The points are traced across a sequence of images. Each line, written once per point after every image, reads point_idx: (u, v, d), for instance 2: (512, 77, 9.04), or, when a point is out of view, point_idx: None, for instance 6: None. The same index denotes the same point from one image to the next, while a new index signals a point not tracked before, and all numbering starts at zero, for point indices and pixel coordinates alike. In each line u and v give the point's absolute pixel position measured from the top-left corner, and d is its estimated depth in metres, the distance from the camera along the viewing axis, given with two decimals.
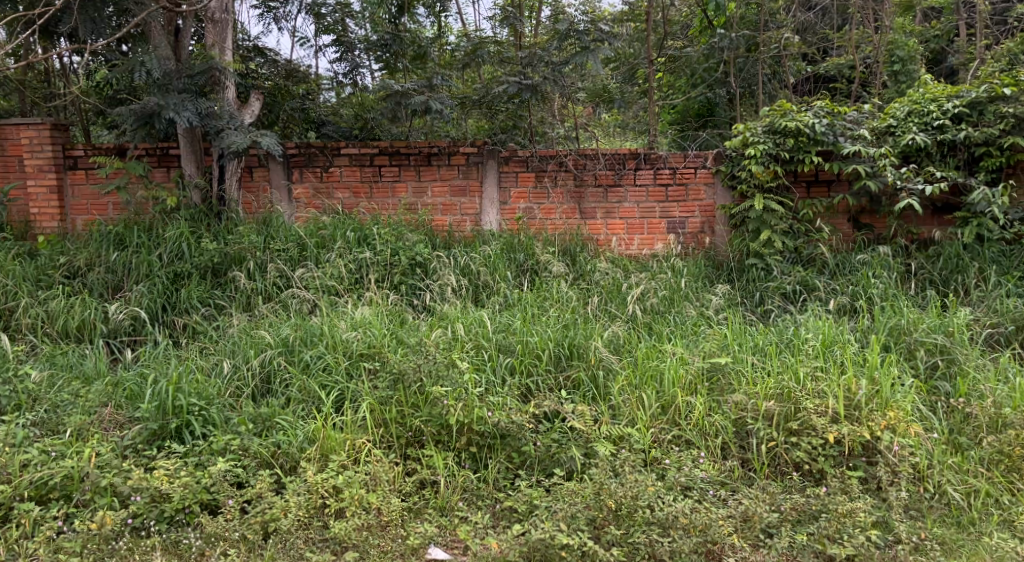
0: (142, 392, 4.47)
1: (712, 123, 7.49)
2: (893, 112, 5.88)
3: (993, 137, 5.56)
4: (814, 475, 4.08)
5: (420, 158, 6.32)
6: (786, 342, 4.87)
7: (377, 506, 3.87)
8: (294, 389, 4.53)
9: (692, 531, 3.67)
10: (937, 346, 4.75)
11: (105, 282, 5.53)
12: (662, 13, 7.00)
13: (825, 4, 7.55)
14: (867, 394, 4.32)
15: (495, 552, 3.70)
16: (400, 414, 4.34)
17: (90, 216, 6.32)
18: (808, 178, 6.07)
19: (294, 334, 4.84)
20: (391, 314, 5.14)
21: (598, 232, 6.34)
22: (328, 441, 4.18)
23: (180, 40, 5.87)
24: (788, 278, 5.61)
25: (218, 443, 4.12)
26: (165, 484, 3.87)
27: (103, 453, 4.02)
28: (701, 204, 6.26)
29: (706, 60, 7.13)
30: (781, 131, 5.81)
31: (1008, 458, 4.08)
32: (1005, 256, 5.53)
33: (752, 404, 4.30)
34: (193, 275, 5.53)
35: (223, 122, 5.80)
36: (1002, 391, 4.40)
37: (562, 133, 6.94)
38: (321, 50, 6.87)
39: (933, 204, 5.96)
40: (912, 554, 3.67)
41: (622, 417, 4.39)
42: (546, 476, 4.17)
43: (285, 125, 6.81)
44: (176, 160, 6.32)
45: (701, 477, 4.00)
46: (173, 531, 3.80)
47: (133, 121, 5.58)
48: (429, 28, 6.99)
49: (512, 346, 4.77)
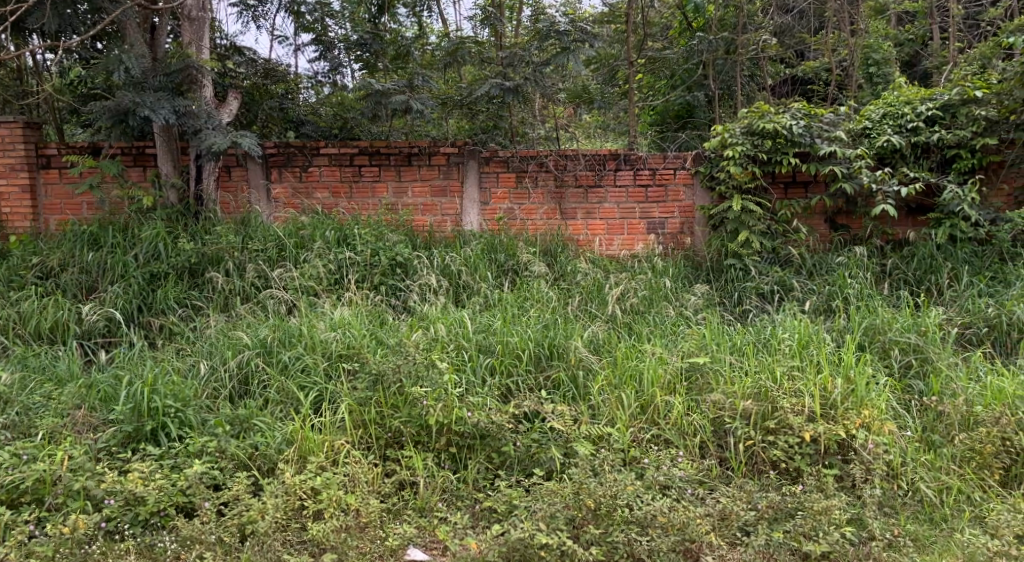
0: (116, 394, 4.39)
1: (692, 125, 7.47)
2: (868, 114, 5.96)
3: (965, 139, 5.67)
4: (791, 473, 4.11)
5: (401, 158, 6.29)
6: (764, 341, 4.91)
7: (355, 508, 3.84)
8: (273, 390, 4.49)
9: (670, 530, 3.69)
10: (910, 345, 4.82)
11: (79, 282, 5.44)
12: (643, 14, 7.04)
13: (801, 7, 7.63)
14: (842, 393, 4.38)
15: (474, 552, 3.69)
16: (379, 415, 4.32)
17: (64, 216, 6.21)
18: (786, 179, 6.13)
19: (272, 335, 4.78)
20: (371, 315, 5.11)
21: (579, 233, 6.35)
22: (306, 443, 4.15)
23: (156, 38, 5.86)
24: (766, 278, 5.66)
25: (194, 445, 4.06)
26: (140, 487, 3.82)
27: (76, 456, 3.95)
28: (681, 205, 6.29)
29: (685, 62, 7.20)
30: (759, 133, 5.86)
31: (979, 456, 4.14)
32: (977, 256, 5.64)
33: (729, 403, 4.33)
34: (169, 275, 5.45)
35: (201, 121, 5.73)
36: (974, 390, 4.47)
37: (543, 134, 6.95)
38: (300, 50, 6.79)
39: (908, 205, 6.05)
40: (886, 551, 3.73)
41: (601, 417, 4.40)
42: (526, 476, 4.17)
43: (263, 124, 6.74)
44: (152, 159, 6.23)
45: (679, 476, 4.02)
46: (148, 535, 3.74)
47: (108, 120, 5.48)
48: (411, 28, 6.95)
49: (492, 346, 4.77)
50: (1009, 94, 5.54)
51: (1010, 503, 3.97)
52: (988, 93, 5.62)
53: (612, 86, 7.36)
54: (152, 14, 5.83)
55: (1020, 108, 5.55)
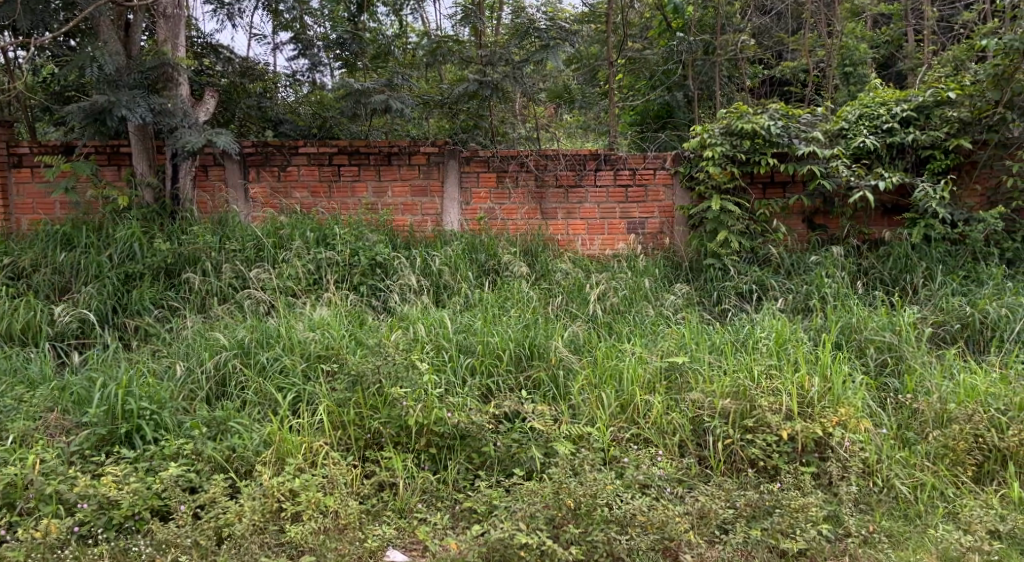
0: (90, 396, 4.30)
1: (672, 126, 7.50)
2: (844, 115, 6.01)
3: (939, 139, 5.76)
4: (769, 472, 4.13)
5: (380, 158, 6.24)
6: (742, 340, 4.94)
7: (334, 510, 3.81)
8: (250, 391, 4.44)
9: (650, 529, 3.70)
10: (885, 344, 4.87)
11: (51, 283, 5.34)
12: (623, 14, 7.08)
13: (779, 9, 7.71)
14: (819, 391, 4.42)
15: (453, 553, 3.67)
16: (358, 416, 4.28)
17: (36, 216, 6.09)
18: (764, 180, 6.17)
19: (250, 336, 4.73)
20: (350, 316, 5.07)
21: (559, 232, 6.35)
22: (284, 444, 4.10)
23: (130, 35, 5.76)
24: (745, 278, 5.70)
25: (170, 448, 4.00)
26: (113, 490, 3.75)
27: (48, 460, 3.88)
28: (661, 205, 6.32)
29: (665, 63, 7.25)
30: (738, 133, 5.91)
31: (952, 452, 4.18)
32: (951, 256, 5.70)
33: (708, 402, 4.35)
34: (144, 275, 5.37)
35: (177, 119, 5.66)
36: (947, 387, 4.52)
37: (523, 134, 6.93)
38: (279, 48, 6.71)
39: (883, 205, 6.11)
40: (862, 547, 3.77)
41: (581, 417, 4.40)
42: (506, 476, 4.15)
43: (241, 123, 6.66)
44: (127, 158, 6.14)
45: (659, 474, 4.02)
46: (122, 539, 3.67)
47: (82, 118, 5.39)
48: (391, 26, 6.92)
49: (473, 347, 4.75)
50: (982, 96, 5.66)
51: (983, 499, 4.02)
52: (961, 94, 5.71)
53: (592, 86, 7.43)
54: (127, 10, 5.71)
55: (992, 109, 5.68)
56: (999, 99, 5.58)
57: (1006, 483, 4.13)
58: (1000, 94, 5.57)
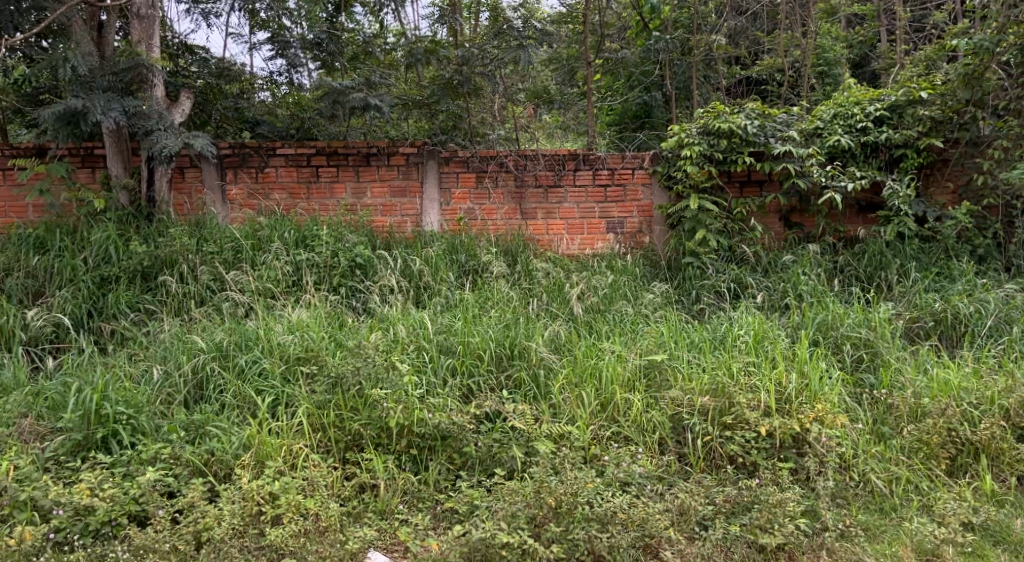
0: (64, 401, 4.25)
1: (649, 125, 7.57)
2: (819, 115, 6.08)
3: (911, 139, 5.84)
4: (747, 467, 4.16)
5: (358, 158, 6.22)
6: (720, 338, 4.98)
7: (315, 512, 3.77)
8: (229, 394, 4.40)
9: (630, 526, 3.71)
10: (862, 340, 4.93)
11: (25, 287, 5.25)
12: (601, 15, 7.12)
13: (755, 9, 7.80)
14: (797, 387, 4.47)
15: (435, 552, 3.68)
16: (339, 418, 4.25)
17: (8, 219, 6.00)
18: (741, 179, 6.24)
19: (227, 338, 4.69)
20: (330, 317, 5.06)
21: (539, 232, 6.36)
22: (263, 447, 4.06)
23: (104, 35, 5.70)
24: (722, 276, 5.77)
25: (147, 452, 3.95)
26: (88, 497, 3.69)
27: (22, 466, 3.82)
28: (639, 204, 6.35)
29: (642, 64, 7.31)
30: (714, 133, 5.97)
31: (926, 446, 4.25)
32: (924, 252, 5.79)
33: (687, 400, 4.38)
34: (121, 279, 5.31)
35: (152, 122, 5.60)
36: (921, 382, 4.59)
37: (503, 135, 6.97)
38: (256, 48, 6.63)
39: (858, 203, 6.21)
40: (838, 541, 3.81)
41: (562, 416, 4.41)
42: (488, 476, 4.14)
43: (218, 124, 6.61)
44: (101, 159, 6.07)
45: (639, 472, 4.04)
46: (99, 546, 3.62)
47: (54, 122, 5.32)
48: (370, 26, 6.89)
49: (453, 347, 4.74)
50: (953, 94, 5.75)
51: (956, 492, 4.09)
52: (932, 93, 5.81)
53: (571, 86, 7.49)
54: (99, 11, 5.68)
55: (963, 108, 5.76)
56: (969, 98, 5.65)
57: (978, 475, 4.20)
58: (970, 93, 5.64)
